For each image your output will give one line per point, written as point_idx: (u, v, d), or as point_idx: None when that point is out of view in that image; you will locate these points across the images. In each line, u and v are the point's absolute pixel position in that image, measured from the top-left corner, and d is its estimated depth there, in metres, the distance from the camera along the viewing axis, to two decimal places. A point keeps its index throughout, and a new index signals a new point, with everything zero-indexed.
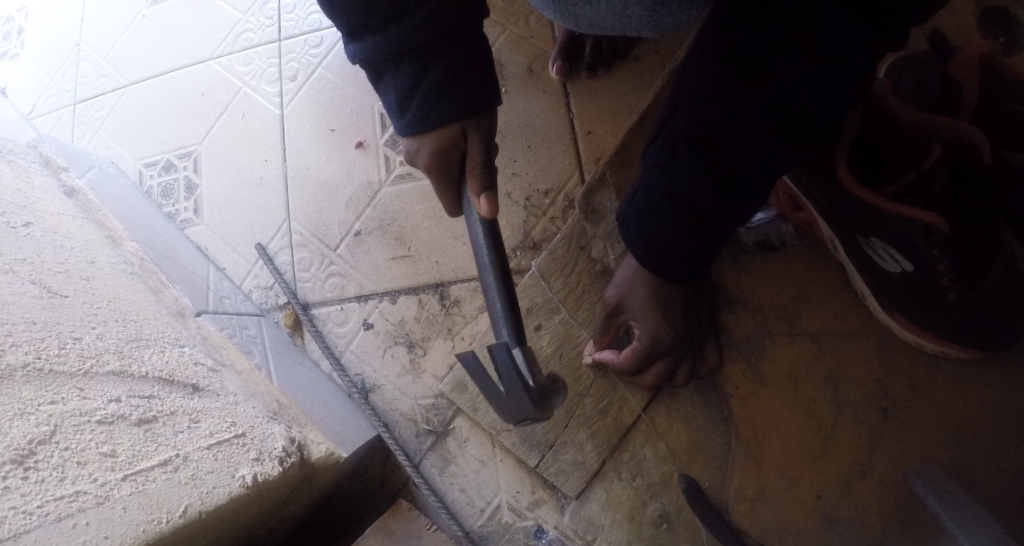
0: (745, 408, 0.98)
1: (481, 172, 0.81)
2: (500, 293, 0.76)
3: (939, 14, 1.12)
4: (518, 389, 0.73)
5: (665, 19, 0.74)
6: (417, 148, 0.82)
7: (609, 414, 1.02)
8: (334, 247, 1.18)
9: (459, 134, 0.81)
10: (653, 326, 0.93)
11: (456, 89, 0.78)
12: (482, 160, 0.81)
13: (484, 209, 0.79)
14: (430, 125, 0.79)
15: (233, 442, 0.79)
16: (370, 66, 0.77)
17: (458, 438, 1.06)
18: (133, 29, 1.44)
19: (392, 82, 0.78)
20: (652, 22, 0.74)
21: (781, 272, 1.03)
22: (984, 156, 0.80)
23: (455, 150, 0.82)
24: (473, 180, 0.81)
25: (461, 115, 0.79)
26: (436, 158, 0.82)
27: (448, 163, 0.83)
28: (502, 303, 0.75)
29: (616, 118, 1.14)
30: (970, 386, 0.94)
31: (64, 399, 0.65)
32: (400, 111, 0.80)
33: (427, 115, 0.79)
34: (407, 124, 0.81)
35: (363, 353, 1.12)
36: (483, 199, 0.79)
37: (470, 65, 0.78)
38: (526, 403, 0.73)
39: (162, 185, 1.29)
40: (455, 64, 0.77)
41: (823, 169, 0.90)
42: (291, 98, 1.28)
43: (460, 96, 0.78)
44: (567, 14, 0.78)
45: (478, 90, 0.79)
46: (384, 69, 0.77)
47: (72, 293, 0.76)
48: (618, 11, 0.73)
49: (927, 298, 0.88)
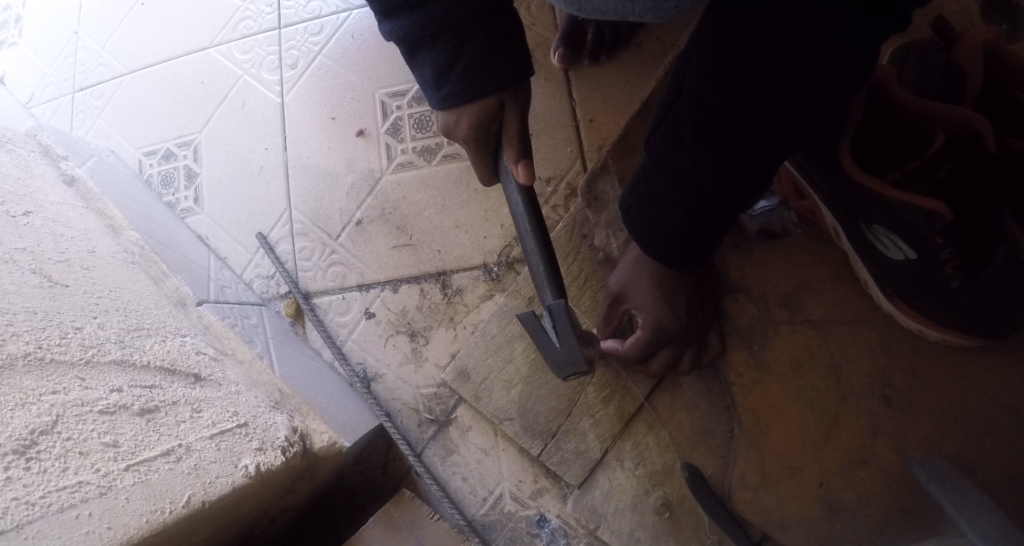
0: (748, 396, 0.98)
1: (520, 142, 0.80)
2: (542, 261, 0.79)
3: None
4: (571, 343, 0.75)
5: (666, 6, 0.73)
6: (455, 121, 0.81)
7: (611, 403, 1.01)
8: (336, 235, 1.17)
9: (495, 105, 0.79)
10: (657, 313, 0.93)
11: (492, 63, 0.76)
12: (520, 131, 0.80)
13: (523, 176, 0.79)
14: (467, 98, 0.78)
15: (235, 432, 0.78)
16: (406, 42, 0.76)
17: (460, 428, 1.06)
18: (131, 17, 1.43)
19: (429, 57, 0.76)
20: (654, 7, 0.73)
21: (785, 260, 1.03)
22: (988, 143, 0.79)
23: (493, 121, 0.81)
24: (510, 149, 0.81)
25: (497, 88, 0.78)
26: (474, 129, 0.81)
27: (485, 134, 0.82)
28: (545, 270, 0.78)
29: (618, 106, 1.13)
30: (973, 374, 0.94)
31: (66, 389, 0.64)
32: (436, 86, 0.79)
33: (463, 89, 0.77)
34: (445, 97, 0.79)
35: (365, 342, 1.11)
36: (520, 166, 0.79)
37: (504, 39, 0.76)
38: (578, 358, 0.75)
39: (162, 174, 1.28)
40: (491, 39, 0.75)
41: (824, 156, 0.89)
42: (291, 86, 1.27)
43: (495, 69, 0.77)
44: None
45: (513, 63, 0.78)
46: (421, 44, 0.76)
47: (73, 282, 0.76)
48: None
49: (931, 286, 0.87)
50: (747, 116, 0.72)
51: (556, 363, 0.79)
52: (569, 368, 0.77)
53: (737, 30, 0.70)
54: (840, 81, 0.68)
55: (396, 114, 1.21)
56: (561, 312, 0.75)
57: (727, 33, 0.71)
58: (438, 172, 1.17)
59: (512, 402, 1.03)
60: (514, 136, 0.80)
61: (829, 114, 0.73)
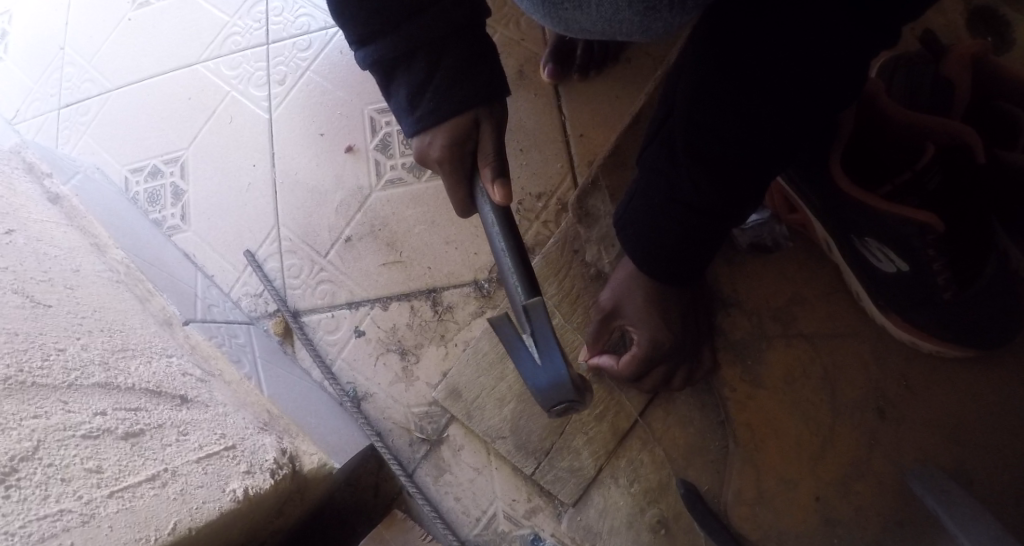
0: (743, 411, 0.97)
1: (495, 161, 0.79)
2: (520, 280, 0.73)
3: (928, 14, 1.12)
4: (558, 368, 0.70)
5: (656, 25, 0.72)
6: (429, 142, 0.80)
7: (605, 420, 1.00)
8: (325, 253, 1.16)
9: (472, 123, 0.79)
10: (652, 332, 0.92)
11: (466, 80, 0.77)
12: (495, 148, 0.79)
13: (499, 196, 0.77)
14: (442, 115, 0.78)
15: (223, 455, 0.77)
16: (382, 66, 0.77)
17: (452, 447, 1.04)
18: (118, 33, 1.42)
19: (403, 79, 0.77)
20: (641, 28, 0.73)
21: (776, 274, 1.02)
22: (978, 156, 0.79)
23: (467, 140, 0.80)
24: (491, 175, 0.81)
25: (471, 104, 0.78)
26: (450, 149, 0.79)
27: (460, 154, 0.80)
28: (522, 287, 0.72)
29: (609, 121, 1.13)
30: (967, 387, 0.93)
31: (48, 413, 0.63)
32: (410, 107, 0.79)
33: (439, 105, 0.78)
34: (419, 119, 0.79)
35: (354, 361, 1.10)
36: (497, 186, 0.78)
37: (478, 56, 0.77)
38: (569, 384, 0.71)
39: (148, 191, 1.26)
40: (464, 55, 0.76)
41: (815, 170, 0.89)
42: (280, 103, 1.26)
43: (470, 86, 0.77)
44: (558, 20, 0.77)
45: (488, 78, 0.78)
46: (395, 67, 0.77)
47: (56, 302, 0.75)
48: (608, 16, 0.71)
49: (923, 299, 0.87)
50: (740, 133, 0.72)
51: (536, 386, 0.72)
52: (553, 394, 0.71)
53: (729, 48, 0.70)
54: (832, 98, 0.69)
55: (386, 130, 1.21)
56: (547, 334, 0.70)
57: (719, 51, 0.71)
58: (428, 189, 1.16)
59: (505, 420, 1.02)
60: (489, 152, 0.79)
61: (820, 128, 0.74)
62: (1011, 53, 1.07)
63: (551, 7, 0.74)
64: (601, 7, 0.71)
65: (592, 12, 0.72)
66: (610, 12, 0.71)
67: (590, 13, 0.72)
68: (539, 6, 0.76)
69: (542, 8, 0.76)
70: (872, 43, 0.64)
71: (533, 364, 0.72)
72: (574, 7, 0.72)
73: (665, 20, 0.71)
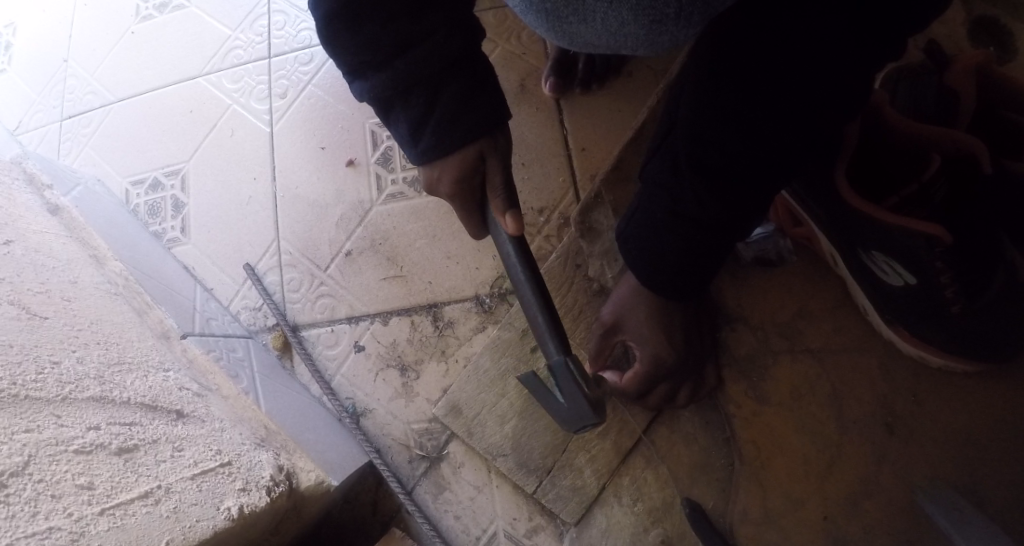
0: (748, 428, 0.95)
1: (504, 194, 0.80)
2: (539, 308, 0.74)
3: (930, 24, 1.11)
4: (581, 401, 0.70)
5: (661, 39, 0.69)
6: (436, 176, 0.82)
7: (608, 437, 0.99)
8: (325, 266, 1.15)
9: (476, 156, 0.79)
10: (654, 349, 0.91)
11: (467, 113, 0.77)
12: (503, 181, 0.80)
13: (512, 227, 0.78)
14: (445, 150, 0.78)
15: (218, 472, 0.75)
16: (379, 102, 0.77)
17: (452, 464, 1.02)
18: (120, 46, 1.42)
19: (402, 114, 0.77)
20: (648, 42, 0.70)
21: (781, 289, 1.01)
22: (984, 165, 0.77)
23: (474, 174, 0.81)
24: (495, 200, 0.80)
25: (474, 137, 0.78)
26: (458, 185, 0.81)
27: (469, 185, 0.82)
28: (543, 316, 0.73)
29: (611, 134, 1.12)
30: (977, 402, 0.92)
31: (40, 427, 0.62)
32: (411, 141, 0.79)
33: (440, 141, 0.78)
34: (421, 152, 0.80)
35: (354, 376, 1.09)
36: (508, 217, 0.78)
37: (476, 85, 0.77)
38: (586, 406, 0.70)
39: (148, 203, 1.26)
40: (463, 88, 0.76)
41: (819, 184, 0.88)
42: (280, 116, 1.26)
43: (472, 119, 0.77)
44: (562, 33, 0.73)
45: (487, 108, 0.78)
46: (394, 102, 0.77)
47: (53, 314, 0.74)
48: (613, 29, 0.68)
49: (931, 311, 0.85)
50: (746, 147, 0.70)
51: (565, 420, 0.73)
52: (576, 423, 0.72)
53: (730, 62, 0.69)
54: (836, 111, 0.68)
55: (387, 144, 1.20)
56: (563, 366, 0.70)
57: (721, 65, 0.70)
58: (429, 202, 1.15)
59: (505, 437, 1.00)
60: (498, 186, 0.80)
61: (824, 141, 0.73)
62: (1016, 64, 1.06)
63: (553, 20, 0.71)
64: (605, 21, 0.67)
65: (596, 26, 0.69)
66: (614, 25, 0.67)
67: (594, 25, 0.69)
68: (540, 19, 0.73)
69: (543, 21, 0.73)
70: (876, 52, 0.64)
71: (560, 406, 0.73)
72: (578, 21, 0.69)
73: (671, 34, 0.68)
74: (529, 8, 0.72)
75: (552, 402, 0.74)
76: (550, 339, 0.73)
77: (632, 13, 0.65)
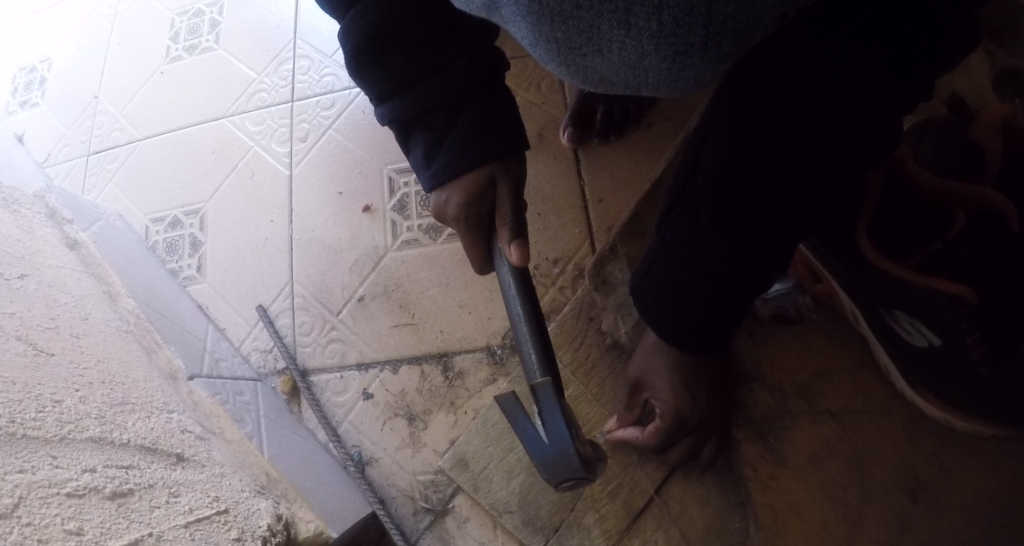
0: (764, 493, 0.91)
1: (511, 222, 0.79)
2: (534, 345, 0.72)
3: (954, 79, 1.09)
4: (565, 435, 0.66)
5: (685, 76, 0.54)
6: (445, 200, 0.82)
7: (618, 497, 0.95)
8: (337, 311, 1.15)
9: (485, 180, 0.80)
10: (677, 403, 0.88)
11: (481, 135, 0.78)
12: (511, 209, 0.79)
13: (515, 257, 0.77)
14: (457, 172, 0.79)
15: (214, 520, 0.73)
16: (400, 125, 0.80)
17: (458, 518, 0.99)
18: (149, 85, 1.45)
19: (421, 136, 0.80)
20: (671, 78, 0.55)
21: (802, 348, 0.98)
22: (1012, 222, 0.75)
23: (482, 200, 0.81)
24: (504, 230, 0.79)
25: (488, 159, 0.79)
26: (465, 208, 0.81)
27: (475, 213, 0.82)
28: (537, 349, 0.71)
29: (628, 187, 1.11)
30: (1009, 471, 0.87)
31: (34, 467, 0.60)
32: (427, 163, 0.81)
33: (453, 162, 0.79)
34: (434, 174, 0.81)
35: (361, 424, 1.07)
36: (514, 248, 0.77)
37: (494, 110, 0.78)
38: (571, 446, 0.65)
39: (167, 241, 1.27)
40: (480, 112, 0.78)
41: (841, 238, 0.86)
42: (300, 159, 1.27)
43: (486, 142, 0.78)
44: (575, 68, 0.58)
45: (503, 133, 0.79)
46: (414, 125, 0.80)
47: (59, 352, 0.73)
48: (632, 62, 0.54)
49: (957, 374, 0.81)
50: (776, 196, 0.69)
51: (540, 460, 0.67)
52: (556, 471, 0.66)
53: (755, 114, 0.67)
54: (865, 156, 0.66)
55: (404, 191, 1.20)
56: (552, 398, 0.67)
57: (744, 117, 0.68)
58: (444, 250, 1.15)
59: (512, 493, 0.97)
60: (506, 213, 0.79)
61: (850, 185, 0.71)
62: None
63: (566, 54, 0.56)
64: (623, 52, 0.53)
65: (612, 60, 0.55)
66: (632, 59, 0.54)
67: (610, 59, 0.55)
68: (549, 53, 0.57)
69: (552, 55, 0.58)
70: (918, 91, 0.63)
71: (537, 441, 0.67)
72: (593, 53, 0.55)
73: (696, 69, 0.53)
74: (539, 41, 0.57)
75: (529, 433, 0.67)
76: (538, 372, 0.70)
77: (651, 39, 0.51)
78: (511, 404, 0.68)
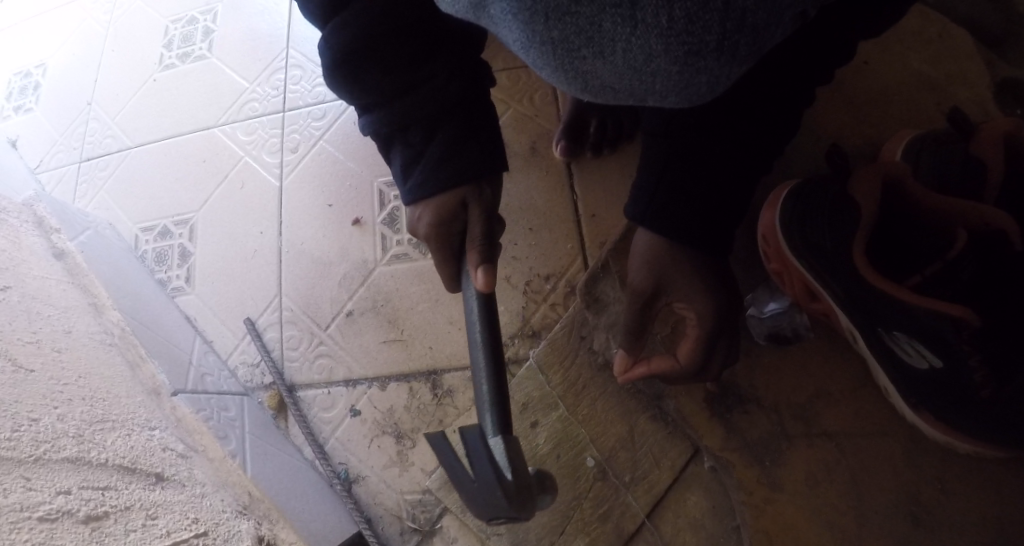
0: (761, 516, 0.89)
1: (481, 244, 0.80)
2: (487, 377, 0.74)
3: (955, 91, 1.07)
4: (489, 476, 0.68)
5: (697, 81, 0.53)
6: (419, 217, 0.83)
7: (608, 520, 0.93)
8: (325, 326, 1.13)
9: (458, 202, 0.80)
10: (705, 307, 0.82)
11: (458, 154, 0.79)
12: (481, 232, 0.80)
13: (480, 282, 0.78)
14: (432, 190, 0.80)
15: (192, 543, 0.71)
16: (377, 137, 0.80)
17: (445, 539, 0.97)
18: (142, 93, 1.44)
19: (398, 151, 0.81)
20: (680, 83, 0.53)
21: (798, 369, 0.96)
22: (1015, 240, 0.73)
23: (455, 220, 0.82)
24: (473, 252, 0.80)
25: (462, 181, 0.79)
26: (437, 226, 0.81)
27: (447, 231, 0.82)
28: (487, 387, 0.73)
29: (621, 202, 1.10)
30: (1010, 498, 0.86)
31: (7, 491, 0.59)
32: (403, 178, 0.82)
33: (429, 179, 0.79)
34: (410, 191, 0.82)
35: (348, 441, 1.05)
36: (480, 271, 0.78)
37: (471, 130, 0.79)
38: (492, 480, 0.67)
39: (157, 250, 1.25)
40: (457, 131, 0.78)
41: (840, 256, 0.85)
42: (290, 172, 1.26)
43: (460, 162, 0.79)
44: (572, 72, 0.56)
45: (479, 154, 0.80)
46: (392, 139, 0.80)
47: (39, 368, 0.71)
48: (637, 64, 0.51)
49: (959, 397, 0.79)
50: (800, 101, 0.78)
51: (469, 496, 0.70)
52: (486, 507, 0.69)
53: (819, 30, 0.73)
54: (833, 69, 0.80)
55: (394, 204, 1.19)
56: (478, 444, 0.69)
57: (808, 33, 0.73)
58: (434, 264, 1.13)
59: None
60: (476, 237, 0.80)
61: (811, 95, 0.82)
62: None
63: (562, 55, 0.54)
64: (627, 53, 0.51)
65: (614, 61, 0.52)
66: (638, 59, 0.51)
67: (614, 61, 0.52)
68: (545, 56, 0.55)
69: (547, 58, 0.55)
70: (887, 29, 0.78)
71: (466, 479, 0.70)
72: (592, 55, 0.53)
73: (709, 73, 0.52)
74: (532, 43, 0.54)
75: (457, 468, 0.70)
76: (488, 415, 0.72)
77: (659, 37, 0.49)
78: (440, 444, 0.71)
